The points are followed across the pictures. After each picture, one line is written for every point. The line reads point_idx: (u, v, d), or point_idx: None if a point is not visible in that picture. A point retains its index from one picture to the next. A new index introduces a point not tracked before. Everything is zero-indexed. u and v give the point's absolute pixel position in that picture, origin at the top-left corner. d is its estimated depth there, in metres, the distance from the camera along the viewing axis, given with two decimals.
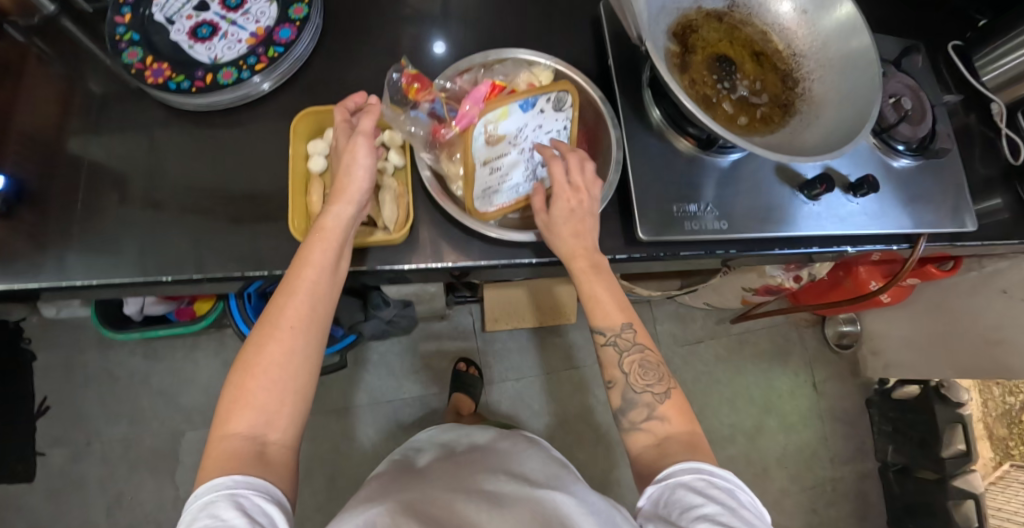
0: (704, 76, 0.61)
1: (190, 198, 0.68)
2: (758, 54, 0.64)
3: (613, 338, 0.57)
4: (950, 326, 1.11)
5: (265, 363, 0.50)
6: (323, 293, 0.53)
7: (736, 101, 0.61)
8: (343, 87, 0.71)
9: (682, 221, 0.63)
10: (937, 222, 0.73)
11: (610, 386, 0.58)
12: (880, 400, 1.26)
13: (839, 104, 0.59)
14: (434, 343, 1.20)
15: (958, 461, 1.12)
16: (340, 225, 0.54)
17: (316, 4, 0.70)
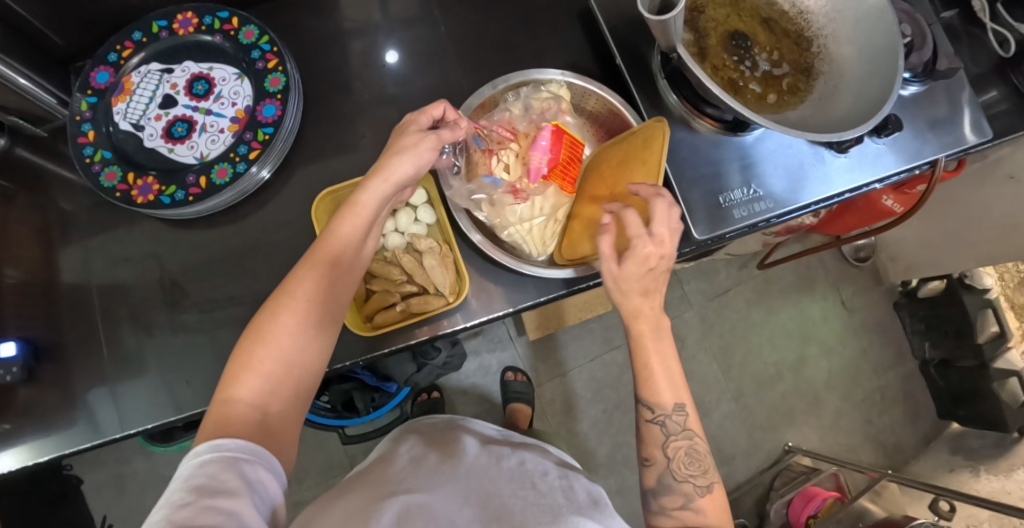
0: (724, 59, 0.59)
1: (223, 310, 0.65)
2: (767, 21, 0.62)
3: (660, 417, 0.53)
4: (961, 217, 1.12)
5: (278, 331, 0.46)
6: (342, 273, 0.50)
7: (761, 78, 0.60)
8: (345, 153, 0.68)
9: (731, 211, 0.63)
10: (957, 141, 0.73)
11: (646, 466, 0.54)
12: (907, 302, 1.31)
13: (862, 56, 0.57)
14: (475, 360, 1.20)
15: (995, 345, 1.14)
16: (374, 203, 0.51)
17: (291, 67, 0.64)
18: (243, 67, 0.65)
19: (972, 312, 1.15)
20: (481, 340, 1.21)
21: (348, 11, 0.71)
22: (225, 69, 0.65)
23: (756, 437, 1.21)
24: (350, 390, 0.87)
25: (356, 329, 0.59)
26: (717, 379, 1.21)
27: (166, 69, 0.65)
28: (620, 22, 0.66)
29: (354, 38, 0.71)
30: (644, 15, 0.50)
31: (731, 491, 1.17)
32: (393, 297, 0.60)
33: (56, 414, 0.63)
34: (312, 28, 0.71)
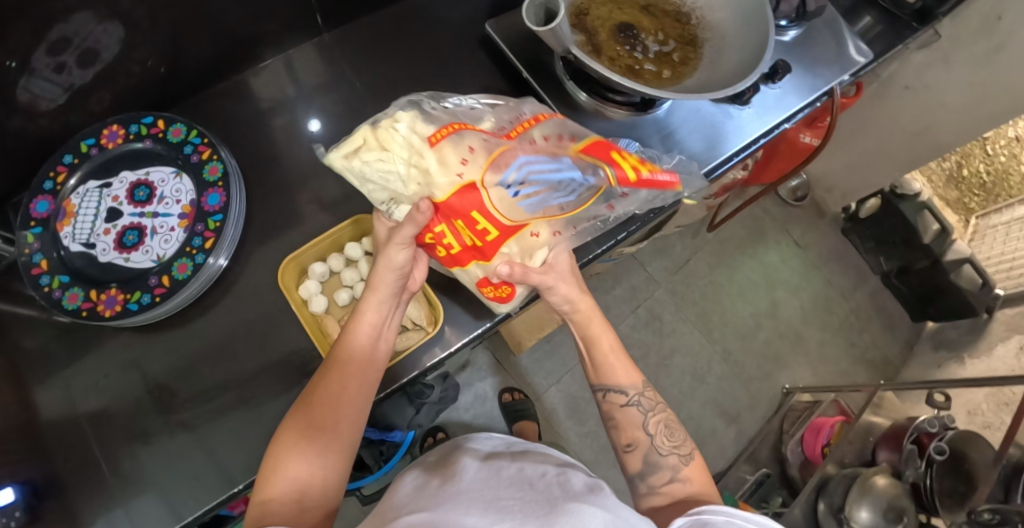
0: (619, 49, 0.64)
1: (214, 401, 0.65)
2: (646, 7, 0.67)
3: (637, 397, 0.61)
4: (874, 132, 1.24)
5: (304, 434, 0.50)
6: (360, 373, 0.54)
7: (654, 58, 0.65)
8: (297, 223, 0.71)
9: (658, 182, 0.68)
10: (844, 69, 0.80)
11: (631, 450, 0.60)
12: (853, 227, 1.39)
13: (737, 18, 0.64)
14: (472, 390, 1.22)
15: (941, 240, 1.23)
16: (378, 307, 0.56)
17: (226, 153, 0.66)
18: (178, 163, 0.67)
19: (912, 217, 1.24)
20: (471, 370, 1.23)
21: (261, 92, 0.75)
22: (162, 170, 0.67)
23: (755, 388, 1.25)
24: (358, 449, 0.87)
25: None
26: (703, 344, 1.25)
27: (104, 184, 0.67)
28: (522, 39, 0.72)
29: (274, 115, 0.75)
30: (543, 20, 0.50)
31: (747, 445, 1.20)
32: None
33: None
34: (237, 114, 0.74)
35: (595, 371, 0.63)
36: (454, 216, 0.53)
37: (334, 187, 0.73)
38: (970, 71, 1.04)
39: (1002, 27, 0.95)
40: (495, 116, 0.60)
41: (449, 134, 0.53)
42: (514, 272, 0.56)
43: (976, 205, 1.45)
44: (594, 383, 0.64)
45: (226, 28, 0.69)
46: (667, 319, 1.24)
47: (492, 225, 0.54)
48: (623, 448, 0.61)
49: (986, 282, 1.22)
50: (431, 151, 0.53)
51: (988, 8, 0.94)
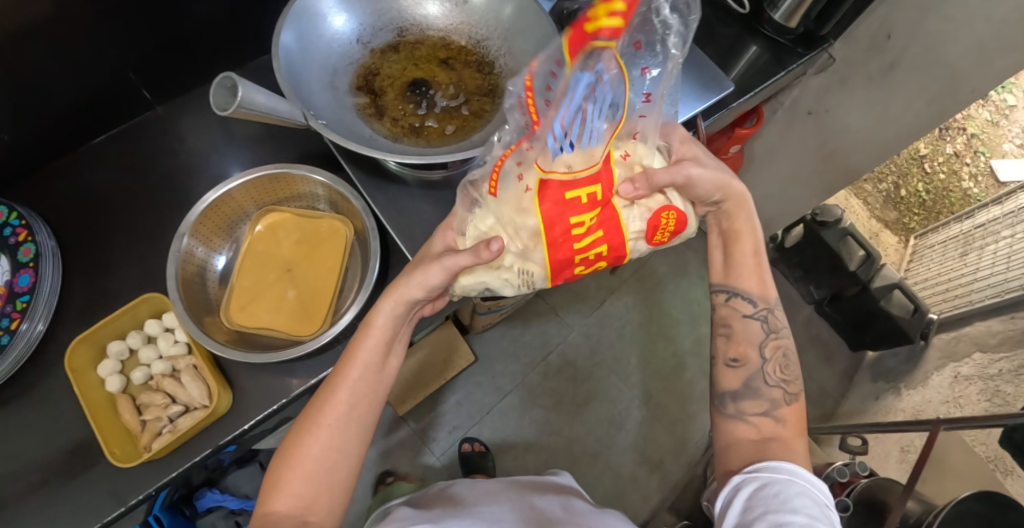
0: (403, 109, 0.59)
1: (10, 482, 0.60)
2: (445, 59, 0.62)
3: (761, 313, 0.61)
4: (788, 159, 1.20)
5: (305, 454, 0.49)
6: (370, 394, 0.52)
7: (440, 114, 0.59)
8: (122, 290, 0.69)
9: None
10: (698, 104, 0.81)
11: (735, 366, 0.61)
12: (781, 256, 1.35)
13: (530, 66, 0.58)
14: (375, 448, 1.11)
15: (867, 266, 1.18)
16: (388, 323, 0.52)
17: (43, 234, 0.66)
18: None
19: (835, 244, 1.21)
20: None
21: (135, 158, 0.75)
22: None
23: (681, 432, 1.19)
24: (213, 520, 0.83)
25: (123, 464, 0.58)
26: (621, 387, 1.20)
27: None
28: None
29: (105, 177, 0.73)
30: (219, 112, 0.47)
31: (670, 494, 1.13)
32: (161, 422, 0.60)
33: None
34: (62, 189, 0.72)
35: (724, 271, 0.62)
36: (562, 216, 0.45)
37: (152, 259, 0.71)
38: (866, 92, 1.01)
39: (891, 46, 0.92)
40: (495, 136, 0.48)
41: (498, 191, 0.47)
42: (637, 185, 0.47)
43: (917, 224, 1.38)
44: (717, 283, 0.63)
45: (57, 120, 0.69)
46: (581, 365, 1.20)
47: (589, 189, 0.45)
48: (727, 360, 0.62)
49: (917, 307, 1.16)
50: (508, 223, 0.47)
51: (876, 27, 0.91)
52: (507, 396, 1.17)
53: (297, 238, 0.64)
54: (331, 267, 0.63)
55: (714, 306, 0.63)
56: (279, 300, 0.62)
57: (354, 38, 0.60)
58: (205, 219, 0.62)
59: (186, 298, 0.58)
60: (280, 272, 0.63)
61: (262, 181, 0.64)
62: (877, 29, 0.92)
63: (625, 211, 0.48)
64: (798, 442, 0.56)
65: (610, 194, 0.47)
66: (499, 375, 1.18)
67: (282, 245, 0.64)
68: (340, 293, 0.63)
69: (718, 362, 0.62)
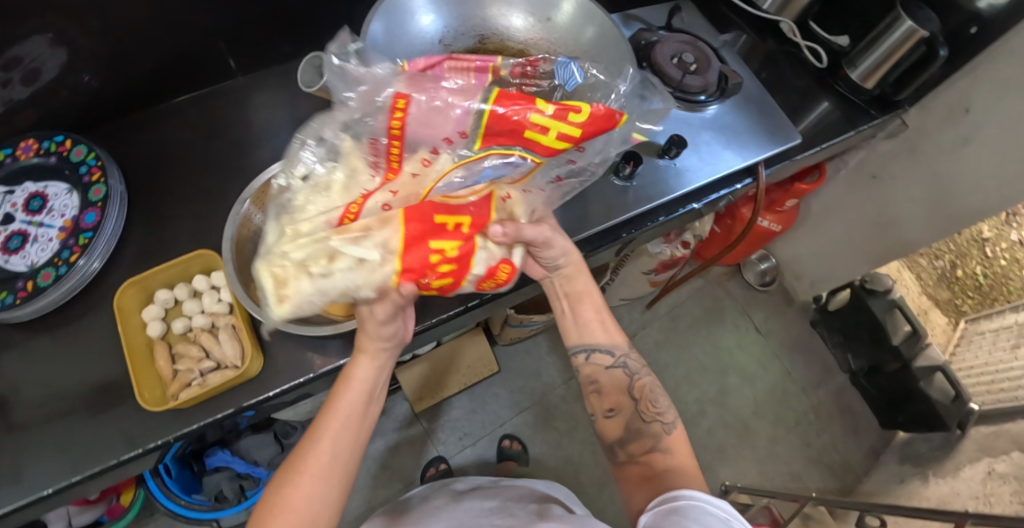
0: None
1: (46, 403, 0.62)
2: None
3: (621, 361, 0.66)
4: (843, 221, 1.17)
5: (284, 507, 0.48)
6: (351, 443, 0.52)
7: None
8: (181, 243, 0.72)
9: None
10: (764, 149, 0.80)
11: (613, 415, 0.65)
12: (822, 319, 1.29)
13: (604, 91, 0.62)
14: (382, 442, 1.10)
15: (910, 343, 1.14)
16: (367, 376, 0.53)
17: (114, 178, 0.70)
18: (71, 182, 0.70)
19: (881, 315, 1.16)
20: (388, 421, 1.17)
21: (214, 120, 0.78)
22: (58, 185, 0.70)
23: None
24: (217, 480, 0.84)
25: (151, 408, 0.59)
26: None
27: (8, 190, 0.69)
28: None
29: (183, 133, 0.77)
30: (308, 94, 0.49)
31: None
32: (191, 375, 0.61)
33: None
34: (139, 140, 0.76)
35: (578, 333, 0.67)
36: (423, 254, 0.46)
37: (204, 220, 0.73)
38: (934, 164, 0.99)
39: (969, 120, 0.92)
40: (371, 111, 0.50)
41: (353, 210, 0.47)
42: (507, 234, 0.49)
43: (969, 307, 1.33)
44: (574, 344, 0.67)
45: (148, 72, 0.73)
46: None
47: (460, 221, 0.47)
48: (606, 412, 0.66)
49: (958, 394, 1.11)
50: (350, 239, 0.45)
51: (954, 99, 0.92)
52: (522, 413, 1.15)
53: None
54: None
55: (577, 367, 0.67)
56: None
57: (437, 39, 0.62)
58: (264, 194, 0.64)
59: (238, 260, 0.60)
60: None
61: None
62: (955, 102, 0.93)
63: (479, 248, 0.49)
64: (689, 462, 0.61)
65: (476, 233, 0.48)
66: (516, 391, 1.16)
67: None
68: None
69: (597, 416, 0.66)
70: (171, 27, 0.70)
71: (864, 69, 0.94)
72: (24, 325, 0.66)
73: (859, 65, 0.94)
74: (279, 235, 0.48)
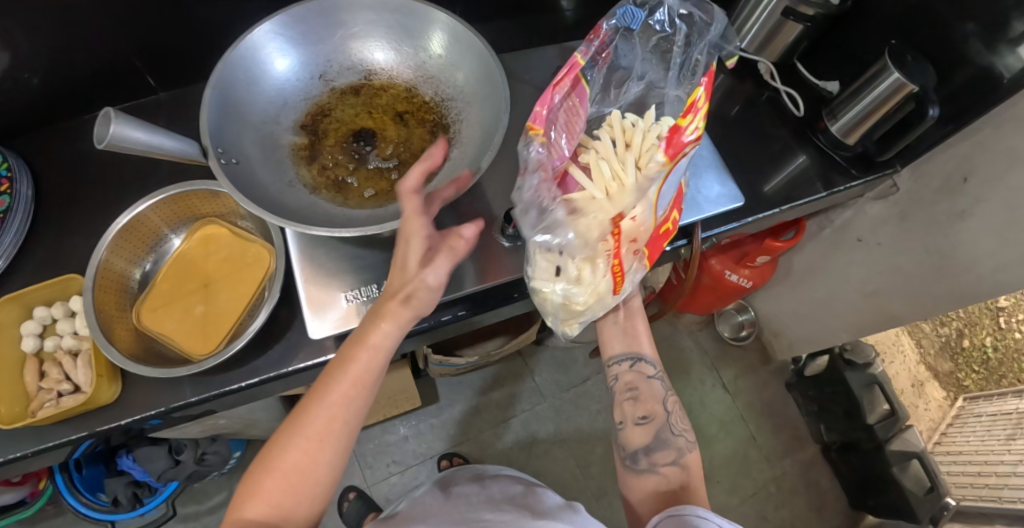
0: (335, 159, 0.57)
1: None
2: (402, 113, 0.60)
3: (660, 373, 0.65)
4: (826, 282, 1.06)
5: (278, 465, 0.49)
6: (357, 403, 0.52)
7: (367, 173, 0.56)
8: (73, 258, 0.71)
9: (369, 302, 0.60)
10: (697, 211, 0.74)
11: (644, 423, 0.62)
12: (797, 383, 1.18)
13: (478, 140, 0.56)
14: None
15: (888, 424, 1.04)
16: (388, 338, 0.52)
17: (20, 190, 0.70)
18: None
19: (857, 390, 1.06)
20: None
21: None
22: None
23: None
24: (114, 486, 0.83)
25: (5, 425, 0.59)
26: (575, 476, 1.09)
27: None
28: None
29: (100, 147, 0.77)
30: (99, 142, 0.45)
31: None
32: (49, 395, 0.61)
33: None
34: (59, 150, 0.76)
35: (621, 345, 0.66)
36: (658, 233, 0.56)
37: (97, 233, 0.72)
38: (925, 234, 0.87)
39: (967, 192, 0.79)
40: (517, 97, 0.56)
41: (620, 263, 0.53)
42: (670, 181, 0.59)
43: (973, 383, 1.21)
44: (616, 356, 0.66)
45: (67, 87, 0.73)
46: (538, 439, 1.11)
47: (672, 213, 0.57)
48: (636, 419, 0.63)
49: (934, 486, 1.00)
50: (630, 270, 0.56)
51: (952, 165, 0.80)
52: (454, 447, 1.10)
53: (224, 255, 0.66)
54: (245, 291, 0.64)
55: (616, 376, 0.65)
56: (186, 314, 0.63)
57: (316, 74, 0.59)
58: (133, 231, 0.63)
59: (100, 290, 0.60)
60: (193, 287, 0.64)
61: (194, 194, 0.65)
62: (954, 169, 0.80)
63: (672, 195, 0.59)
64: (702, 490, 0.59)
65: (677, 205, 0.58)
66: (451, 422, 1.12)
67: (210, 260, 0.66)
68: (243, 320, 0.63)
69: (629, 422, 0.63)
70: (83, 45, 0.70)
71: (844, 124, 0.83)
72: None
73: (840, 118, 0.84)
74: (563, 289, 0.56)
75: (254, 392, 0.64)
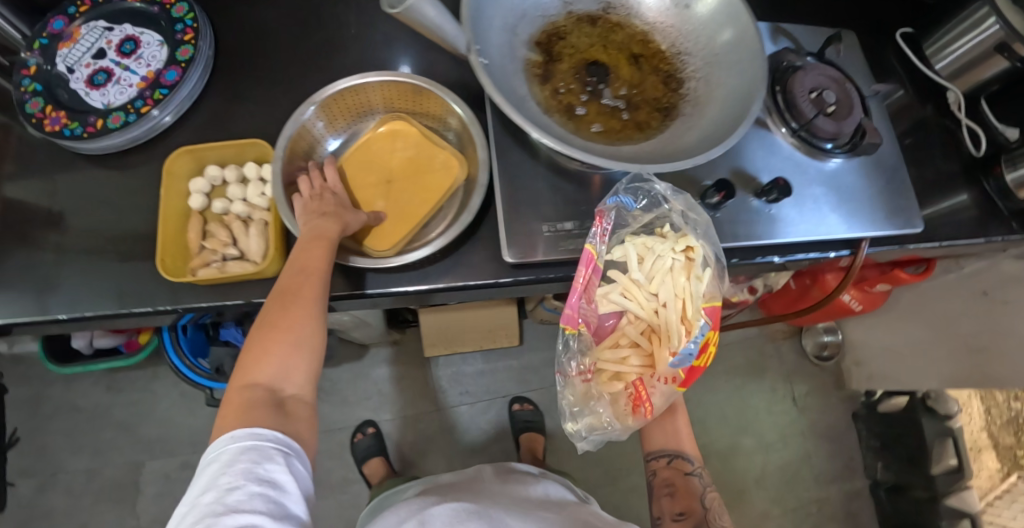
0: (569, 86, 0.55)
1: (83, 239, 0.66)
2: (636, 55, 0.58)
3: (699, 470, 0.69)
4: (931, 325, 1.03)
5: (268, 334, 0.49)
6: (321, 270, 0.53)
7: (599, 109, 0.55)
8: (238, 121, 0.70)
9: (563, 240, 0.60)
10: (875, 223, 0.70)
11: (680, 519, 0.64)
12: (866, 415, 1.18)
13: (722, 105, 0.55)
14: (386, 369, 1.10)
15: (949, 479, 1.03)
16: (332, 225, 0.55)
17: (204, 43, 0.69)
18: (166, 36, 0.70)
19: (928, 438, 1.06)
20: None
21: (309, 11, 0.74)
22: (153, 35, 0.71)
23: None
24: (221, 355, 0.85)
25: (164, 276, 0.58)
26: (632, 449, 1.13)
27: (109, 27, 0.73)
28: None
29: (274, 23, 0.74)
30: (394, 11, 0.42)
31: None
32: (212, 256, 0.60)
33: None
34: (239, 13, 0.74)
35: (657, 441, 0.73)
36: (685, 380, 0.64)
37: (272, 106, 0.71)
38: None
39: None
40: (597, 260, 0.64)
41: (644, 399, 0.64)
42: None
43: None
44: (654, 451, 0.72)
45: None
46: None
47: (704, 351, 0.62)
48: (674, 515, 0.65)
49: None
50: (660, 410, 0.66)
51: None
52: (527, 392, 1.12)
53: (410, 155, 0.63)
54: (428, 196, 0.61)
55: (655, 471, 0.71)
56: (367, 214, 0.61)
57: None
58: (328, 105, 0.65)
59: (287, 149, 0.61)
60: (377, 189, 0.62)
61: (393, 87, 0.66)
62: None
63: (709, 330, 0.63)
64: None
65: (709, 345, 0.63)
66: (528, 369, 1.13)
67: (396, 158, 0.63)
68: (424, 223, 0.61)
69: (664, 517, 0.66)
70: None
71: None
72: (88, 161, 0.70)
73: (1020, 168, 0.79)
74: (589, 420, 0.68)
75: (417, 298, 0.63)
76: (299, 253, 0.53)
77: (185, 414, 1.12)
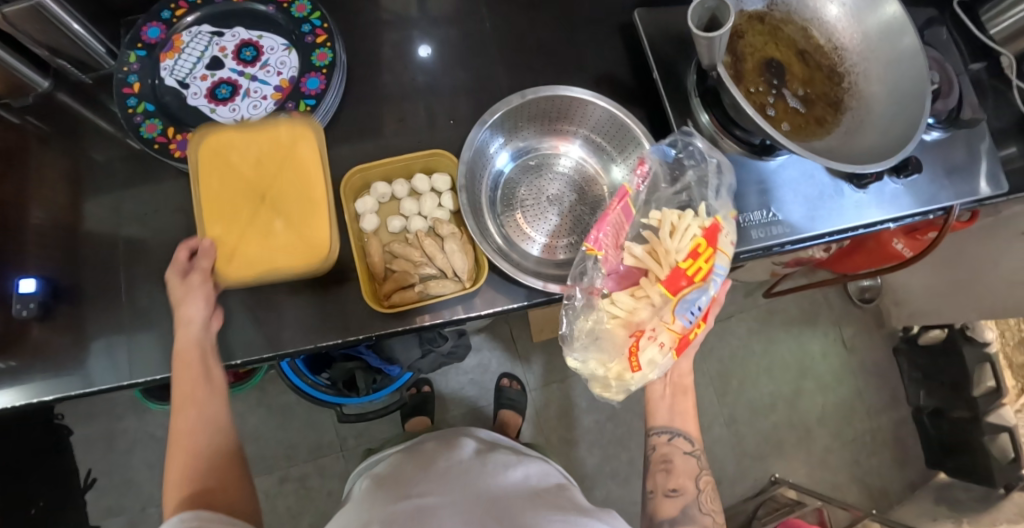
0: (757, 87, 0.61)
1: None
2: (802, 51, 0.63)
3: (698, 451, 0.64)
4: (973, 268, 1.08)
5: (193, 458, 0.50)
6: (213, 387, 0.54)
7: (782, 107, 0.61)
8: (384, 127, 0.68)
9: (749, 229, 0.66)
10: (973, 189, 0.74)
11: (673, 496, 0.62)
12: (906, 348, 1.31)
13: (890, 101, 0.59)
14: (475, 357, 1.22)
15: (989, 399, 1.16)
16: (195, 330, 0.55)
17: (339, 46, 0.66)
18: (291, 39, 0.66)
19: (971, 365, 1.17)
20: (484, 337, 1.23)
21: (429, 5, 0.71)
22: (275, 39, 0.67)
23: (743, 464, 1.25)
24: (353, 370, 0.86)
25: (371, 302, 0.59)
26: (711, 403, 1.26)
27: (217, 32, 0.67)
28: (659, 37, 0.67)
29: (390, 32, 0.70)
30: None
31: None
32: (411, 277, 0.63)
33: (64, 357, 0.63)
34: (359, 15, 0.70)
35: (665, 415, 0.66)
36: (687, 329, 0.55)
37: (424, 113, 0.68)
38: None
39: None
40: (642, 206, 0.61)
41: (640, 349, 0.54)
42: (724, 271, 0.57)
43: None
44: (656, 426, 0.66)
45: None
46: None
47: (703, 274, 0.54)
48: (666, 490, 0.62)
49: (1017, 459, 1.14)
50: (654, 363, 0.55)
51: None
52: None
53: (257, 156, 0.61)
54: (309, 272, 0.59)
55: (653, 445, 0.65)
56: (263, 230, 0.59)
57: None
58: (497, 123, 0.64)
59: (469, 164, 0.62)
60: (280, 195, 0.60)
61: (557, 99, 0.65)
62: None
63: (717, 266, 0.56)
64: None
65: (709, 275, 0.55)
66: None
67: (237, 166, 0.61)
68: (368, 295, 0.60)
69: (657, 491, 0.62)
70: None
71: None
72: None
73: None
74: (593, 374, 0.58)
75: None
76: (182, 363, 0.54)
77: (279, 426, 1.14)
